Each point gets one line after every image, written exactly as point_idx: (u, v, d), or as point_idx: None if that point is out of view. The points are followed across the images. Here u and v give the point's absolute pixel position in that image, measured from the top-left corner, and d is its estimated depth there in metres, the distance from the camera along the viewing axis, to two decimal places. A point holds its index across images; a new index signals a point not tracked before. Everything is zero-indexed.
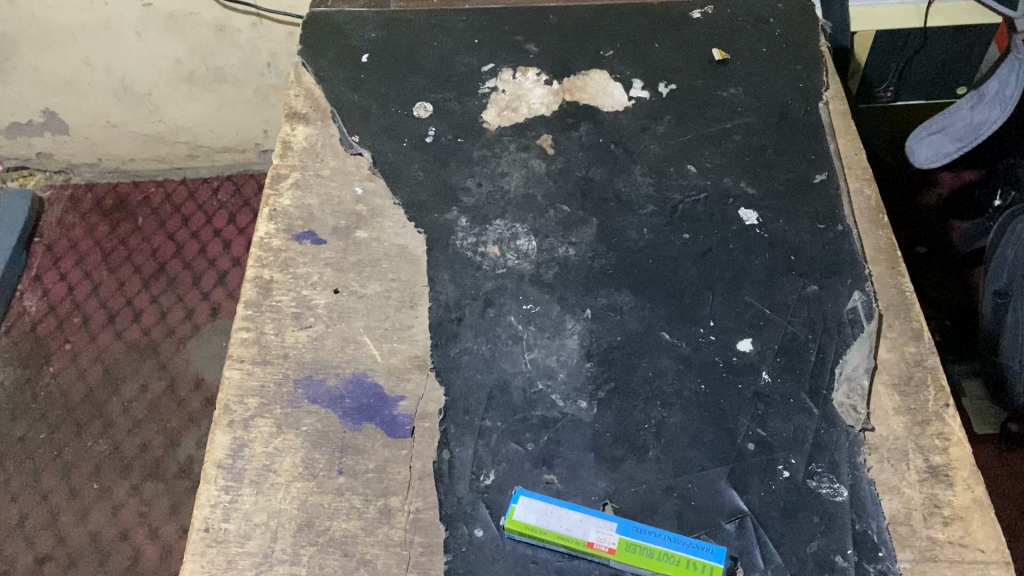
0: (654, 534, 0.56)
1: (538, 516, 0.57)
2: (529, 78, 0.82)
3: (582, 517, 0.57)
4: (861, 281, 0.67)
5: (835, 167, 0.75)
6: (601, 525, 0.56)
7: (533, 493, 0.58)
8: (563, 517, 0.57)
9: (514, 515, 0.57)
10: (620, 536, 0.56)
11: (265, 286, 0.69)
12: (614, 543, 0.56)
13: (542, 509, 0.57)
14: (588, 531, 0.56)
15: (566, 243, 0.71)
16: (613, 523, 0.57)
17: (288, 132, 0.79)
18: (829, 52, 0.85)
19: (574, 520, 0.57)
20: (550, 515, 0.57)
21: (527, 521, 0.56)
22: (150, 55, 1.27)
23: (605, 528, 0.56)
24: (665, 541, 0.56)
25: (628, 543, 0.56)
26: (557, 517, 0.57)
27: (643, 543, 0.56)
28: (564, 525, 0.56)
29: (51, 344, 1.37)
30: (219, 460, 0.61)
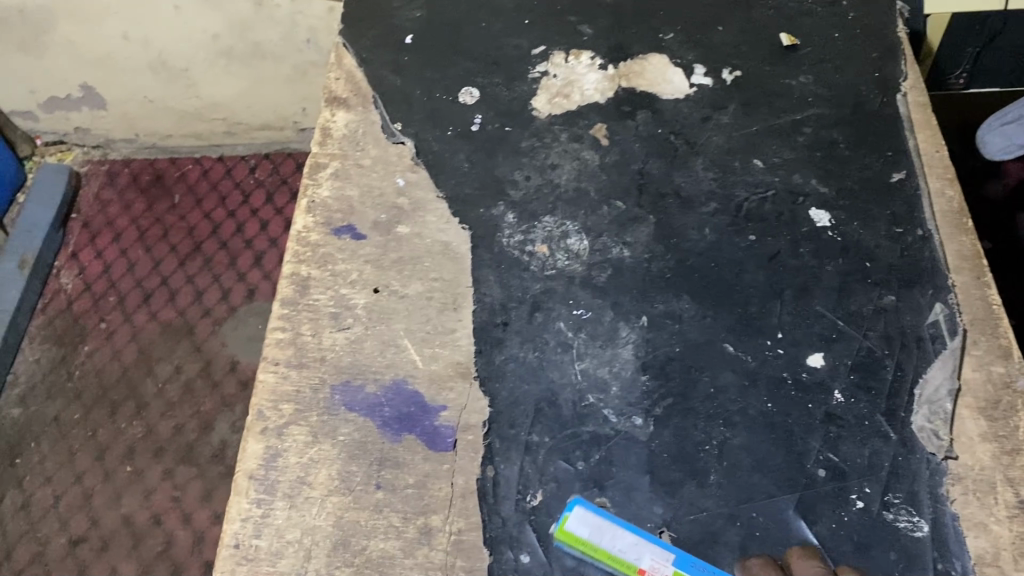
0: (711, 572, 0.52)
1: (591, 530, 0.53)
2: (582, 62, 0.77)
3: (638, 541, 0.53)
4: (943, 292, 0.62)
5: (914, 165, 0.69)
6: (657, 554, 0.53)
7: (589, 505, 0.54)
8: (617, 536, 0.53)
9: (566, 525, 0.54)
10: (674, 569, 0.52)
11: (302, 284, 0.66)
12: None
13: (597, 524, 0.53)
14: (641, 556, 0.52)
15: (620, 242, 0.67)
16: (671, 553, 0.53)
17: (327, 117, 0.75)
18: (908, 38, 0.79)
19: (629, 541, 0.53)
20: (605, 531, 0.53)
21: (579, 534, 0.53)
22: (188, 29, 1.24)
23: (660, 557, 0.53)
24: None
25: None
26: (611, 535, 0.53)
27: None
28: (617, 545, 0.53)
29: (86, 322, 1.35)
30: (250, 470, 0.57)
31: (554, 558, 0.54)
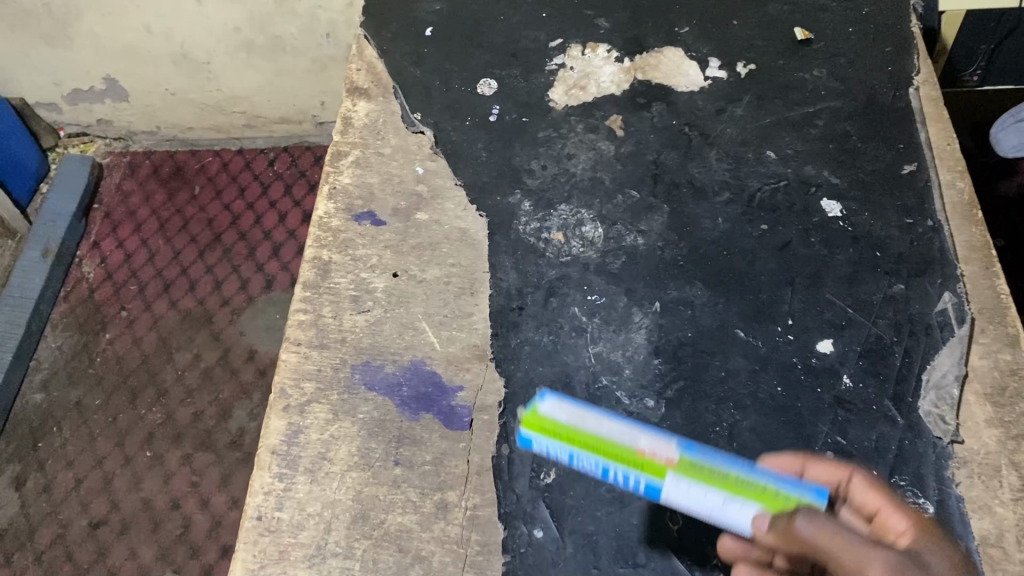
0: (723, 457, 0.45)
1: (558, 412, 0.46)
2: (598, 55, 0.79)
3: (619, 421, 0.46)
4: (952, 281, 0.63)
5: (925, 157, 0.70)
6: (650, 436, 0.45)
7: (553, 392, 0.47)
8: (594, 417, 0.46)
9: (538, 412, 0.47)
10: (681, 450, 0.45)
11: (324, 267, 0.67)
12: (671, 455, 0.44)
13: (563, 406, 0.47)
14: (632, 437, 0.45)
15: (634, 230, 0.68)
16: (670, 437, 0.46)
17: (348, 107, 0.77)
18: (921, 33, 0.80)
19: (608, 422, 0.46)
20: (574, 411, 0.46)
21: (544, 414, 0.46)
22: (210, 23, 1.26)
23: (656, 438, 0.45)
24: (745, 468, 0.44)
25: (689, 459, 0.45)
26: (584, 416, 0.46)
27: (712, 464, 0.44)
28: (595, 426, 0.46)
29: (108, 310, 1.38)
30: (273, 446, 0.59)
31: (566, 533, 0.55)
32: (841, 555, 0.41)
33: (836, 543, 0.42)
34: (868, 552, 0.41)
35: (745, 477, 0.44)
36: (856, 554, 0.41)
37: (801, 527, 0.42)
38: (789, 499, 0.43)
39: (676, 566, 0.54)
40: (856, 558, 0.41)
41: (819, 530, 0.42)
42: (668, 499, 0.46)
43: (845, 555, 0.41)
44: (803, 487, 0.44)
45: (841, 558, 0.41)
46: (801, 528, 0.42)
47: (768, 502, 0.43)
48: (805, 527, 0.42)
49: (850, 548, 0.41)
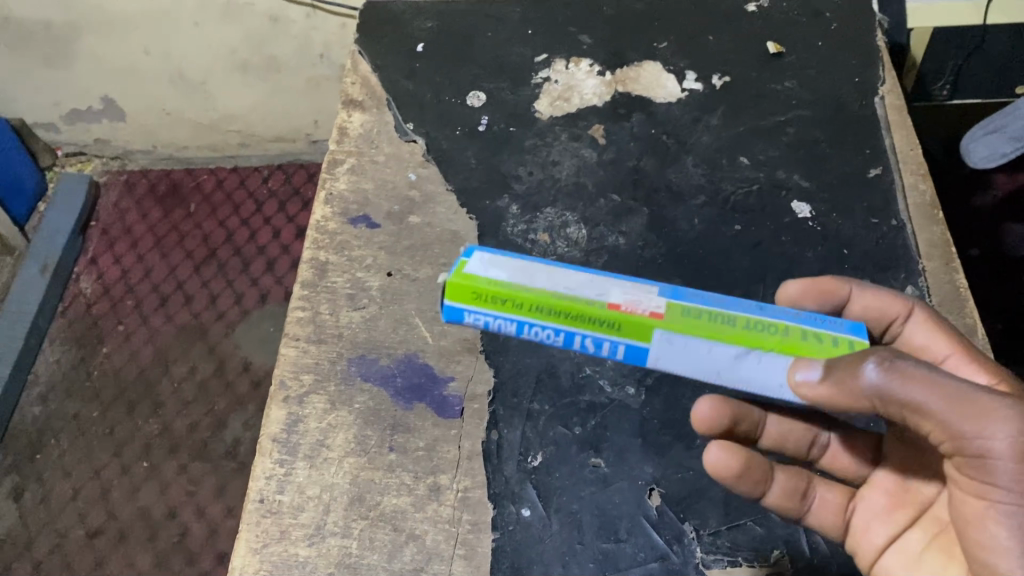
0: (702, 300, 0.49)
1: (509, 274, 0.49)
2: (581, 69, 0.83)
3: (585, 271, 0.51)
4: (914, 276, 0.67)
5: (889, 162, 0.75)
6: (626, 281, 0.50)
7: (488, 249, 0.52)
8: (554, 267, 0.50)
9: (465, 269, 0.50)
10: (666, 301, 0.49)
11: (321, 268, 0.71)
12: (660, 304, 0.48)
13: (515, 262, 0.50)
14: (603, 288, 0.49)
15: (616, 231, 0.72)
16: (653, 285, 0.50)
17: (344, 119, 0.81)
18: (886, 47, 0.84)
19: (570, 275, 0.50)
20: (530, 266, 0.50)
21: (488, 275, 0.49)
22: (207, 44, 1.30)
23: (635, 282, 0.50)
24: (749, 312, 0.49)
25: (681, 305, 0.49)
26: (544, 272, 0.50)
27: (712, 308, 0.48)
28: (552, 278, 0.49)
29: (105, 324, 1.41)
30: (274, 434, 0.62)
31: (552, 511, 0.59)
32: (938, 404, 0.41)
33: (936, 396, 0.41)
34: (979, 400, 0.41)
35: (755, 321, 0.48)
36: (974, 407, 0.41)
37: (869, 371, 0.42)
38: (808, 331, 0.48)
39: (655, 540, 0.58)
40: (967, 411, 0.41)
41: (903, 376, 0.42)
42: (657, 360, 0.49)
43: (943, 405, 0.41)
44: (823, 326, 0.48)
45: (935, 407, 0.41)
46: (875, 374, 0.42)
47: (789, 341, 0.47)
48: (878, 373, 0.42)
49: (952, 398, 0.41)
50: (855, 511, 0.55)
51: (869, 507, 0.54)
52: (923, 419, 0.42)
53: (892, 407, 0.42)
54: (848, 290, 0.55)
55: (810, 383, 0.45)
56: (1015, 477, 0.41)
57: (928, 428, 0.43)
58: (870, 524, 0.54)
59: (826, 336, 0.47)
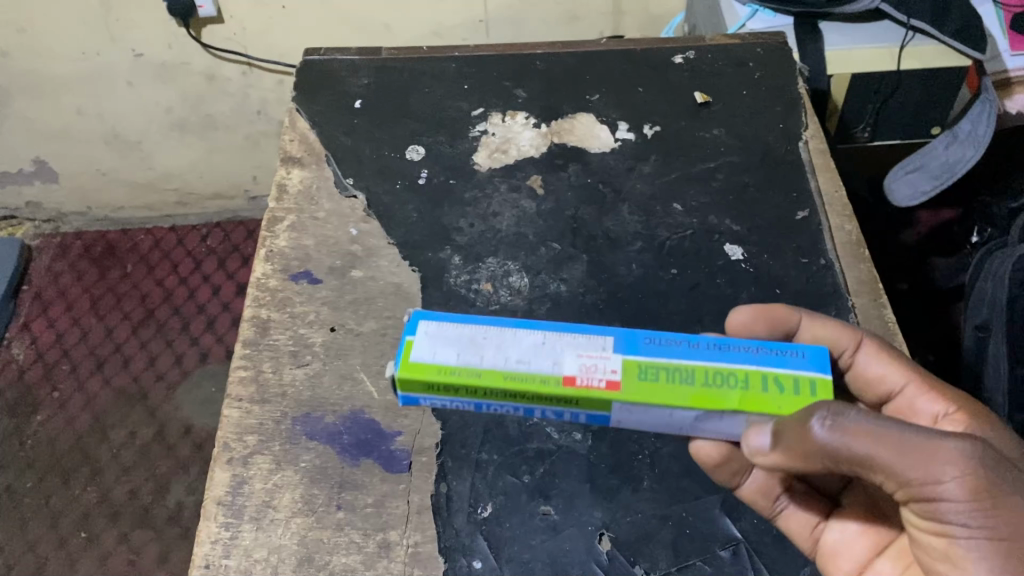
0: (662, 345, 0.51)
1: (464, 357, 0.50)
2: (518, 122, 0.85)
3: (539, 334, 0.51)
4: (845, 312, 0.70)
5: (816, 204, 0.78)
6: (583, 339, 0.51)
7: (442, 318, 0.52)
8: (507, 336, 0.51)
9: (409, 362, 0.50)
10: (625, 358, 0.50)
11: (263, 325, 0.70)
12: (618, 367, 0.50)
13: (467, 334, 0.51)
14: (559, 356, 0.50)
15: (557, 279, 0.73)
16: (609, 337, 0.51)
17: (283, 175, 0.81)
18: (807, 94, 0.88)
19: (522, 346, 0.50)
20: (485, 342, 0.51)
21: (437, 360, 0.50)
22: (142, 103, 1.29)
23: (586, 342, 0.51)
24: (704, 364, 0.50)
25: (639, 365, 0.50)
26: (498, 351, 0.50)
27: (668, 366, 0.50)
28: (505, 355, 0.50)
29: (39, 392, 1.36)
30: (218, 497, 0.61)
31: (504, 562, 0.58)
32: (891, 456, 0.43)
33: (885, 449, 0.43)
34: (927, 445, 0.43)
35: (712, 376, 0.49)
36: (923, 456, 0.43)
37: (818, 429, 0.44)
38: (765, 376, 0.49)
39: None
40: (919, 459, 0.43)
41: (852, 432, 0.43)
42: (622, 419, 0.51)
43: (891, 459, 0.43)
44: (782, 366, 0.50)
45: (885, 464, 0.43)
46: (825, 431, 0.43)
47: (746, 391, 0.49)
48: (827, 428, 0.44)
49: (902, 448, 0.43)
50: (824, 532, 0.57)
51: (837, 529, 0.57)
52: (876, 473, 0.44)
53: (843, 464, 0.44)
54: (798, 321, 0.58)
55: (763, 448, 0.47)
56: (972, 515, 0.43)
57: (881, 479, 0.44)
58: (840, 544, 0.56)
59: (785, 382, 0.49)
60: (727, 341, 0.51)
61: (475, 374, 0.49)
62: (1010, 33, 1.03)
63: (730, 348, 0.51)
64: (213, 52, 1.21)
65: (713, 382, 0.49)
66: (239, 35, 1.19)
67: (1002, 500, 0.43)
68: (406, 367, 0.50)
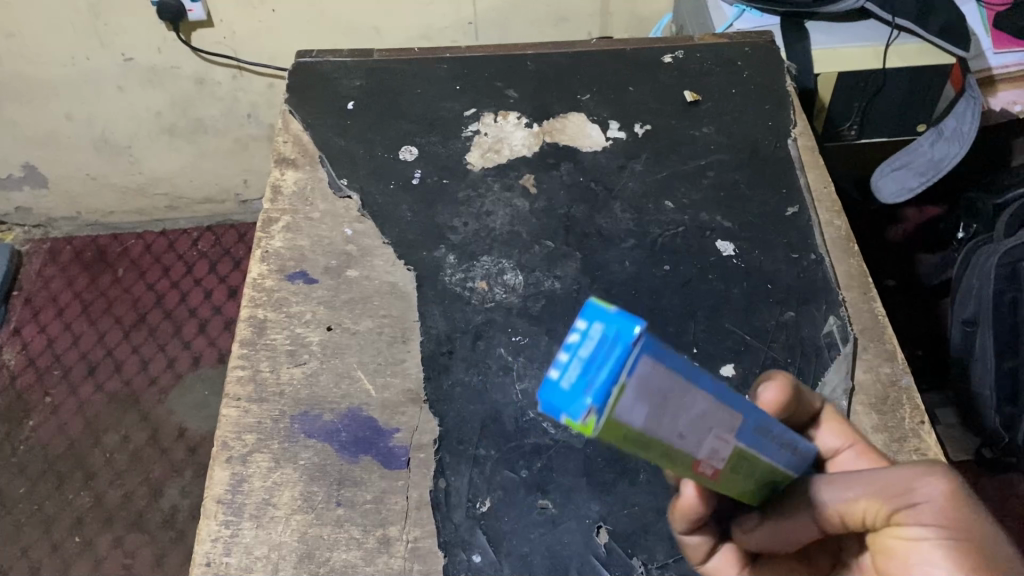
0: (761, 432, 0.42)
1: (647, 420, 0.34)
2: (509, 122, 0.86)
3: (711, 396, 0.36)
4: (835, 307, 0.71)
5: (805, 200, 0.79)
6: (733, 414, 0.38)
7: (660, 349, 0.32)
8: (690, 398, 0.35)
9: (604, 416, 0.31)
10: (736, 446, 0.40)
11: (260, 325, 0.71)
12: (729, 456, 0.40)
13: (667, 383, 0.33)
14: (707, 434, 0.38)
15: (551, 276, 0.74)
16: (746, 418, 0.40)
17: (277, 177, 0.82)
18: (795, 93, 0.89)
19: (689, 416, 0.36)
20: (671, 405, 0.34)
21: (627, 421, 0.32)
22: (132, 107, 1.30)
23: (733, 420, 0.39)
24: (769, 457, 0.44)
25: (740, 454, 0.41)
26: (673, 418, 0.35)
27: (751, 458, 0.42)
28: (679, 424, 0.35)
29: (31, 397, 1.36)
30: (218, 496, 0.62)
31: (503, 556, 0.59)
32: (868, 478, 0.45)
33: (862, 484, 0.45)
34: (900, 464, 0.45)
35: (760, 471, 0.45)
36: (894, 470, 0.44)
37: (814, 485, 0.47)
38: (781, 476, 0.48)
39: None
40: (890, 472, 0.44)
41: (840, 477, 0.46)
42: None
43: (866, 489, 0.45)
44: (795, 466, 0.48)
45: (862, 495, 0.45)
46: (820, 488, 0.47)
47: (759, 490, 0.47)
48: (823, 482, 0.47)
49: (879, 471, 0.45)
50: None
51: None
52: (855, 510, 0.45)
53: (828, 513, 0.46)
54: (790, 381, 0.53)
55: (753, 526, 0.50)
56: (938, 517, 0.42)
57: (860, 508, 0.45)
58: None
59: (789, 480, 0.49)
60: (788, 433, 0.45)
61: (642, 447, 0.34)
62: (993, 32, 1.04)
63: (788, 445, 0.46)
64: (203, 56, 1.21)
65: (755, 485, 0.46)
66: (229, 39, 1.19)
67: (967, 502, 0.43)
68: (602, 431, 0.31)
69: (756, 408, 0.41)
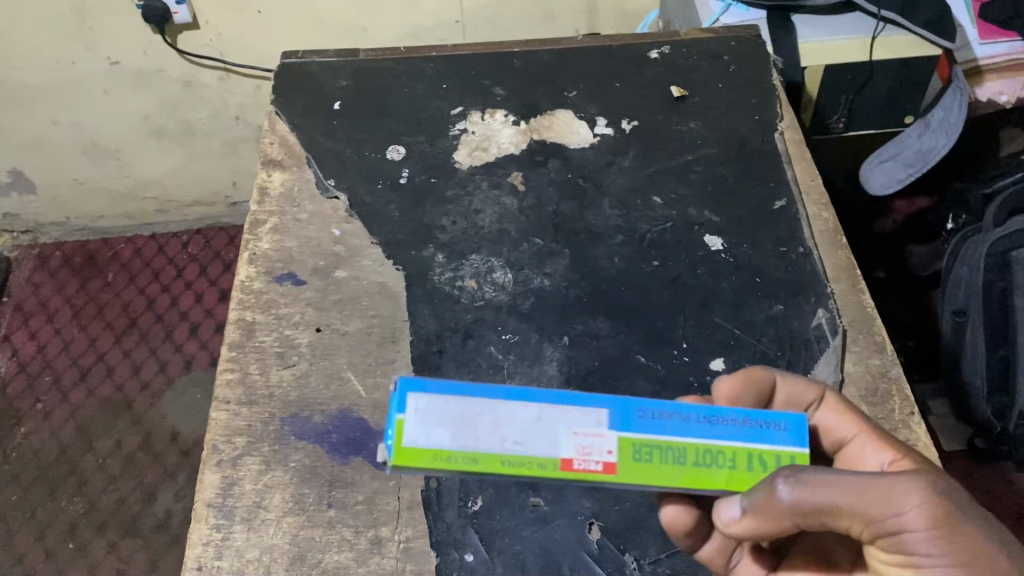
0: (654, 419, 0.46)
1: (458, 440, 0.43)
2: (497, 120, 0.86)
3: (533, 406, 0.44)
4: (824, 299, 0.71)
5: (793, 193, 0.79)
6: (579, 414, 0.45)
7: (430, 387, 0.43)
8: (502, 412, 0.44)
9: (405, 438, 0.42)
10: (619, 435, 0.45)
11: (248, 327, 0.71)
12: (614, 447, 0.45)
13: (462, 406, 0.43)
14: (554, 437, 0.44)
15: (540, 274, 0.74)
16: (605, 410, 0.45)
17: (264, 178, 0.81)
18: (782, 86, 0.89)
19: (513, 430, 0.43)
20: (483, 422, 0.43)
21: (433, 445, 0.42)
22: (119, 111, 1.29)
23: (584, 416, 0.45)
24: (697, 437, 0.46)
25: (633, 443, 0.45)
26: (493, 432, 0.43)
27: (661, 444, 0.46)
28: (499, 436, 0.43)
29: (22, 404, 1.35)
30: (208, 499, 0.62)
31: (495, 554, 0.59)
32: (849, 497, 0.44)
33: (845, 492, 0.44)
34: (879, 483, 0.44)
35: (705, 453, 0.46)
36: (878, 492, 0.44)
37: (783, 491, 0.44)
38: (751, 454, 0.47)
39: (597, 574, 0.58)
40: (873, 496, 0.44)
41: (814, 488, 0.44)
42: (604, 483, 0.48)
43: (854, 503, 0.44)
44: (764, 440, 0.48)
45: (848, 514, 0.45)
46: (790, 492, 0.44)
47: (735, 470, 0.47)
48: (790, 489, 0.44)
49: (859, 489, 0.44)
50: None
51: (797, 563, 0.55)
52: (842, 519, 0.45)
53: (812, 516, 0.45)
54: (771, 377, 0.56)
55: (734, 519, 0.47)
56: (932, 543, 0.44)
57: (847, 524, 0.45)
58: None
59: (770, 458, 0.48)
60: (716, 412, 0.47)
61: (474, 461, 0.43)
62: (979, 22, 1.04)
63: (721, 422, 0.47)
64: (189, 58, 1.21)
65: (718, 473, 0.46)
66: (216, 41, 1.19)
67: (958, 519, 0.44)
68: (402, 459, 0.42)
69: (635, 402, 0.46)
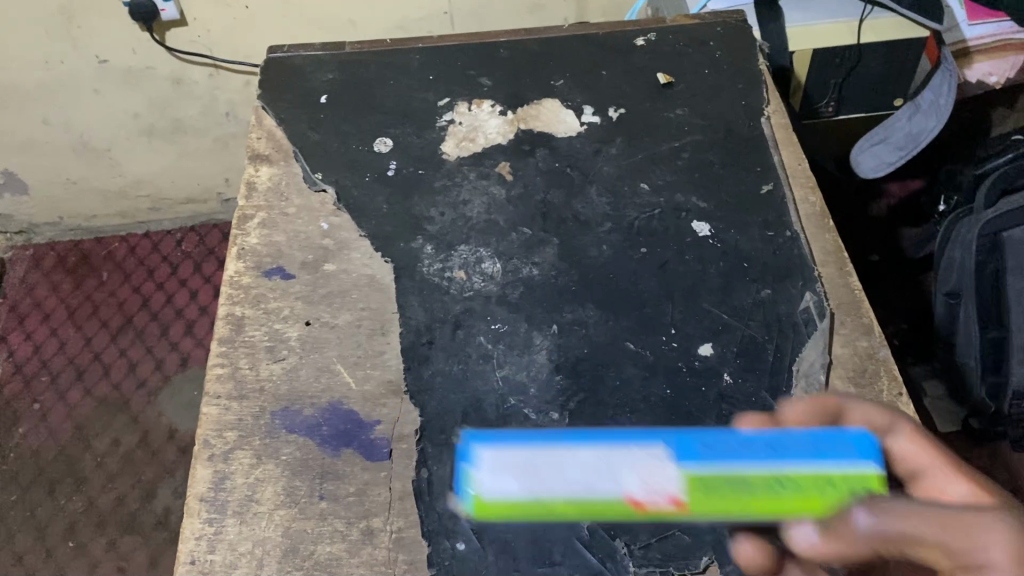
0: (719, 449, 0.43)
1: (524, 484, 0.41)
2: (484, 110, 0.86)
3: (594, 450, 0.42)
4: (811, 283, 0.71)
5: (780, 177, 0.79)
6: (640, 453, 0.42)
7: (493, 438, 0.43)
8: (563, 456, 0.42)
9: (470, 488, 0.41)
10: (682, 470, 0.42)
11: (238, 322, 0.71)
12: (679, 483, 0.42)
13: (525, 454, 0.42)
14: (618, 479, 0.42)
15: (529, 263, 0.74)
16: (665, 445, 0.43)
17: (252, 173, 0.81)
18: (768, 71, 0.89)
19: (576, 471, 0.42)
20: (547, 466, 0.42)
21: (500, 493, 0.41)
22: (109, 109, 1.29)
23: (648, 454, 0.42)
24: (766, 463, 0.42)
25: (700, 478, 0.42)
26: (559, 473, 0.41)
27: (730, 475, 0.42)
28: (565, 480, 0.41)
29: (19, 404, 1.35)
30: (201, 493, 0.62)
31: (487, 542, 0.59)
32: (931, 528, 0.42)
33: (929, 524, 0.42)
34: (960, 515, 0.43)
35: (774, 479, 0.42)
36: (961, 526, 0.43)
37: (859, 518, 0.42)
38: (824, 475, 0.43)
39: (589, 560, 0.58)
40: (955, 528, 0.42)
41: (894, 515, 0.42)
42: None
43: (935, 533, 0.42)
44: (835, 460, 0.43)
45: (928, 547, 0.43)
46: (866, 518, 0.42)
47: (811, 493, 0.42)
48: (868, 515, 0.42)
49: (938, 520, 0.43)
50: None
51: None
52: (922, 552, 0.43)
53: (890, 544, 0.43)
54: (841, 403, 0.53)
55: (808, 541, 0.44)
56: None
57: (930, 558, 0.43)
58: None
59: (841, 479, 0.43)
60: (780, 437, 0.43)
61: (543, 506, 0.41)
62: (967, 4, 1.04)
63: (787, 446, 0.43)
64: (179, 55, 1.21)
65: (794, 497, 0.42)
66: (204, 37, 1.18)
67: None
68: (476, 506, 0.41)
69: (694, 436, 0.43)
